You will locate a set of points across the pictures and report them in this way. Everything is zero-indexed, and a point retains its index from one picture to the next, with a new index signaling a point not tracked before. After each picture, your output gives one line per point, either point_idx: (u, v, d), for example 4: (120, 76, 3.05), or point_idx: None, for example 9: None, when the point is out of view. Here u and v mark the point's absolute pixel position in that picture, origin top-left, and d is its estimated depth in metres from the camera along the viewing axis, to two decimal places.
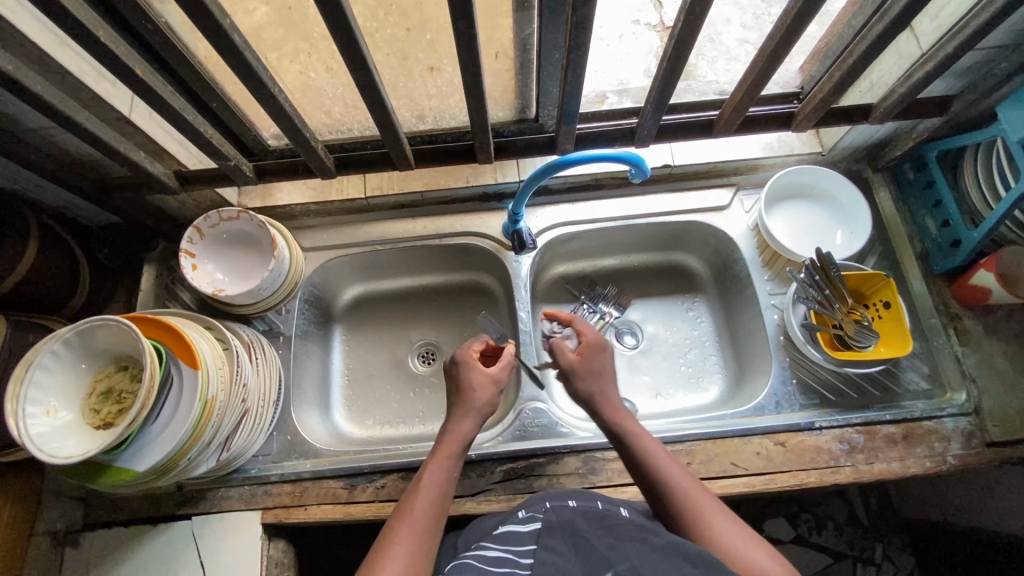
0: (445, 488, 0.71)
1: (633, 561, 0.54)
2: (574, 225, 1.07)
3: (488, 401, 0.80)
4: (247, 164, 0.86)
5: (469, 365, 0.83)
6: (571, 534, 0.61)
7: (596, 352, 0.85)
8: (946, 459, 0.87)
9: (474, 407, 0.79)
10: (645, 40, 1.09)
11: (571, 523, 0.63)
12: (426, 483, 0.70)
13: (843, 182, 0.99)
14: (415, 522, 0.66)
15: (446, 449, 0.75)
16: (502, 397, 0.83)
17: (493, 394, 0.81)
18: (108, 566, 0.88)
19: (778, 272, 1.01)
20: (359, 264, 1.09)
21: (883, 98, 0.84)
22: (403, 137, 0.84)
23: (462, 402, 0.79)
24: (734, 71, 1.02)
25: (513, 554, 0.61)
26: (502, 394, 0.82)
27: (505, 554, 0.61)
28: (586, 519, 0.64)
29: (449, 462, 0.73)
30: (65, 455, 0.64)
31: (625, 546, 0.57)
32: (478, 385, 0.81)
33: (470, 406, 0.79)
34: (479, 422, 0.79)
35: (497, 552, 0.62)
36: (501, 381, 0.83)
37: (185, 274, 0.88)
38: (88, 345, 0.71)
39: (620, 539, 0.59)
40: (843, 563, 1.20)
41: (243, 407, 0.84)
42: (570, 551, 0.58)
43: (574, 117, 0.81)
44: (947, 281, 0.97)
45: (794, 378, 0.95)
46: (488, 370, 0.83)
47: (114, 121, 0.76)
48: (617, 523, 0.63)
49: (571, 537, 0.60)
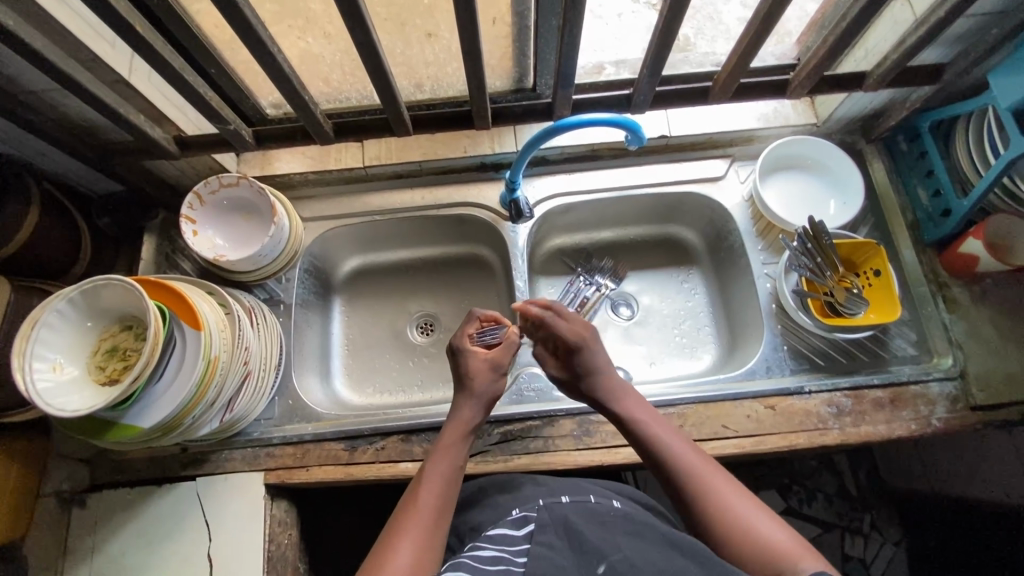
0: (448, 479, 0.73)
1: (626, 553, 0.58)
2: (571, 195, 1.07)
3: (488, 388, 0.82)
4: (246, 129, 0.87)
5: (469, 353, 0.84)
6: (564, 530, 0.63)
7: (574, 353, 0.84)
8: (931, 421, 0.89)
9: (473, 396, 0.81)
10: (644, 19, 1.05)
11: (563, 517, 0.65)
12: (430, 476, 0.73)
13: (837, 152, 1.00)
14: (422, 514, 0.68)
15: (448, 441, 0.77)
16: (504, 384, 0.84)
17: (493, 381, 0.83)
18: (115, 523, 0.90)
19: (771, 241, 1.02)
20: (358, 235, 1.10)
21: (878, 64, 0.85)
22: (402, 103, 0.85)
23: (464, 390, 0.82)
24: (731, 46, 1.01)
25: (508, 552, 0.62)
26: (505, 379, 0.84)
27: (499, 552, 0.62)
28: (579, 514, 0.66)
29: (453, 452, 0.76)
30: (72, 409, 0.66)
31: (616, 540, 0.61)
32: (477, 372, 0.82)
33: (470, 394, 0.81)
34: (480, 409, 0.81)
35: (491, 549, 0.63)
36: (502, 365, 0.84)
37: (186, 239, 0.89)
38: (93, 304, 0.72)
39: (610, 533, 0.62)
40: (831, 533, 1.24)
41: (245, 370, 0.86)
42: (564, 545, 0.61)
43: (571, 79, 0.81)
44: (937, 251, 0.98)
45: (785, 345, 0.97)
46: (487, 357, 0.84)
47: (114, 84, 0.77)
48: (606, 519, 0.65)
49: (564, 532, 0.63)
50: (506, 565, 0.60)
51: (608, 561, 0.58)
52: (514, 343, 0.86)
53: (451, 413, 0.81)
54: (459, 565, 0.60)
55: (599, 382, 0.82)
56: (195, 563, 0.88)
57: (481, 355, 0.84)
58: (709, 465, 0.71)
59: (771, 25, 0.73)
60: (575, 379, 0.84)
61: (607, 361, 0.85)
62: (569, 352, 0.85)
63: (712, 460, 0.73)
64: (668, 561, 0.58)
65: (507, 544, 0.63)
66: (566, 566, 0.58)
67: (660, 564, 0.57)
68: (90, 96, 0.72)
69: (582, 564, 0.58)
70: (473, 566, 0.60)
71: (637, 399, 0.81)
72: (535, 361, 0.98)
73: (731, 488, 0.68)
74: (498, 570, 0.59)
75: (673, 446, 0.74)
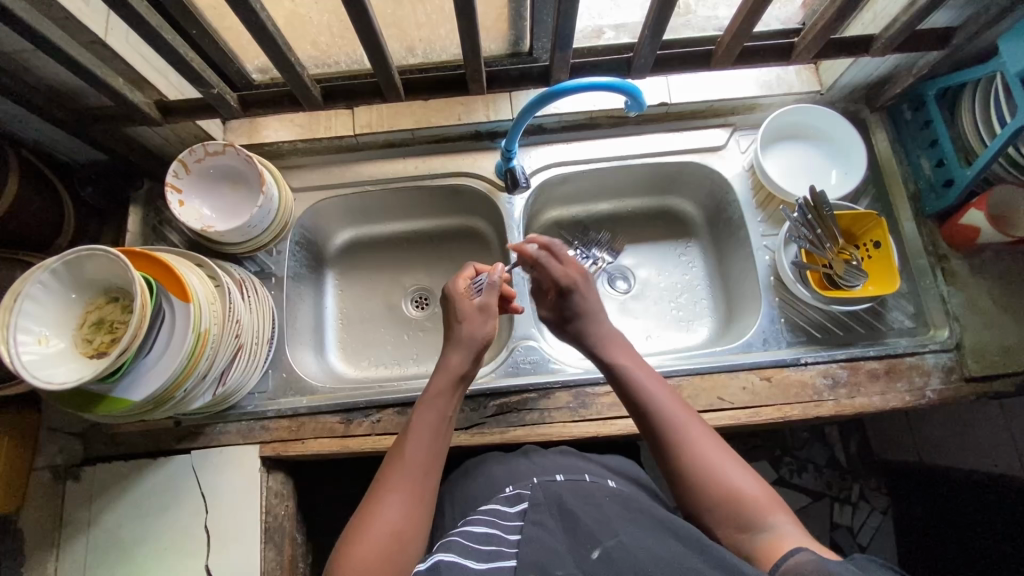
0: (436, 431, 0.74)
1: (620, 539, 0.59)
2: (568, 166, 1.05)
3: (478, 333, 0.82)
4: (231, 94, 0.83)
5: (459, 298, 0.84)
6: (556, 509, 0.65)
7: (567, 294, 0.84)
8: (926, 393, 0.90)
9: (461, 342, 0.81)
10: None
11: (557, 497, 0.67)
12: (417, 427, 0.73)
13: (840, 121, 0.98)
14: (409, 468, 0.70)
15: (435, 391, 0.77)
16: (496, 327, 0.83)
17: (484, 324, 0.83)
18: (110, 497, 0.90)
19: (772, 213, 1.01)
20: (350, 206, 1.08)
21: (886, 28, 0.82)
22: (394, 66, 0.82)
23: (454, 337, 0.82)
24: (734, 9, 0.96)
25: (500, 531, 0.64)
26: (493, 323, 0.83)
27: (491, 530, 0.64)
28: (571, 492, 0.68)
29: (440, 402, 0.76)
30: (59, 381, 0.65)
31: (612, 525, 0.61)
32: (466, 317, 0.83)
33: (458, 342, 0.81)
34: (471, 355, 0.80)
35: (483, 527, 0.65)
36: (491, 309, 0.83)
37: (172, 209, 0.87)
38: (77, 275, 0.70)
39: (606, 516, 0.63)
40: (821, 502, 1.26)
41: (237, 343, 0.85)
42: (556, 526, 0.63)
43: (570, 41, 0.78)
44: (938, 222, 0.97)
45: (783, 317, 0.96)
46: (475, 302, 0.84)
47: (90, 44, 0.73)
48: (602, 500, 0.67)
49: (558, 512, 0.65)
50: (497, 544, 0.62)
51: (602, 547, 0.58)
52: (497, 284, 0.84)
53: (439, 363, 0.81)
54: (450, 544, 0.63)
55: (592, 327, 0.83)
56: (193, 535, 0.88)
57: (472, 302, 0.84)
58: (693, 420, 0.71)
59: None
60: (568, 318, 0.85)
61: (598, 306, 0.85)
62: (560, 295, 0.85)
63: (695, 414, 0.72)
64: (665, 548, 0.58)
65: (497, 522, 0.66)
66: (559, 549, 0.59)
67: (657, 551, 0.57)
68: (63, 57, 0.68)
69: (575, 546, 0.60)
70: (463, 545, 0.62)
71: (627, 350, 0.80)
72: (531, 334, 0.98)
73: (712, 444, 0.68)
74: (490, 549, 0.61)
75: (659, 402, 0.72)
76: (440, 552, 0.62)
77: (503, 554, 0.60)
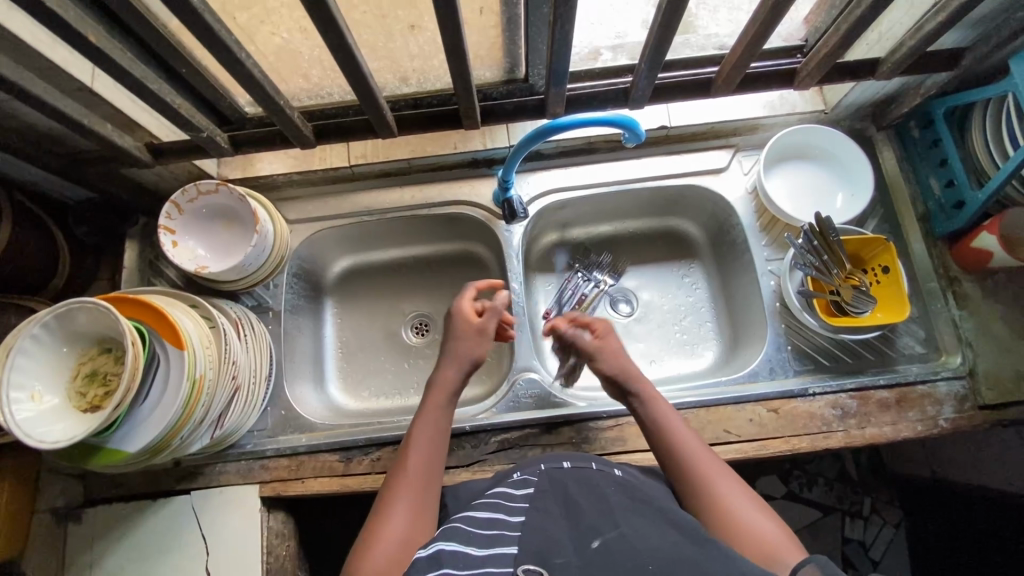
0: (435, 440, 0.74)
1: (621, 531, 0.59)
2: (566, 192, 1.03)
3: (473, 352, 0.82)
4: (222, 134, 0.82)
5: (459, 316, 0.84)
6: (561, 497, 0.67)
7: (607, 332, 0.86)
8: (939, 422, 0.87)
9: (455, 359, 0.81)
10: None
11: (563, 486, 0.70)
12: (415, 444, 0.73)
13: (845, 140, 0.95)
14: (410, 483, 0.70)
15: (432, 403, 0.77)
16: (488, 349, 0.84)
17: (481, 345, 0.83)
18: (111, 539, 0.89)
19: (776, 237, 0.98)
20: (347, 236, 1.07)
21: (892, 51, 0.79)
22: (385, 103, 0.81)
23: (449, 352, 0.82)
24: (737, 22, 0.91)
25: (503, 515, 0.65)
26: (485, 345, 0.83)
27: (494, 515, 0.65)
28: (578, 484, 0.70)
29: (438, 413, 0.77)
30: (53, 440, 0.64)
31: (614, 516, 0.61)
32: (464, 336, 0.82)
33: (452, 360, 0.81)
34: (465, 371, 0.81)
35: (487, 512, 0.66)
36: (488, 331, 0.84)
37: (165, 251, 0.86)
38: (69, 327, 0.69)
39: (609, 506, 0.64)
40: (831, 517, 1.22)
41: (234, 384, 0.84)
42: (559, 512, 0.64)
43: (564, 76, 0.77)
44: (948, 243, 0.95)
45: (789, 345, 0.94)
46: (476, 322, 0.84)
47: (76, 92, 0.72)
48: (607, 491, 0.67)
49: (563, 501, 0.67)
50: (500, 528, 0.62)
51: (602, 537, 0.58)
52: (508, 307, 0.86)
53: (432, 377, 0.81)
54: (453, 531, 0.62)
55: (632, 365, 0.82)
56: None
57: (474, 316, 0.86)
58: (721, 467, 0.70)
59: (780, 11, 0.67)
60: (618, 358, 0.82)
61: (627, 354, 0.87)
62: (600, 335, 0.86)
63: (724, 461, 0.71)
64: (663, 538, 0.58)
65: (502, 507, 0.66)
66: (559, 534, 0.59)
67: (654, 541, 0.57)
68: (48, 109, 0.67)
69: (577, 534, 0.60)
70: (466, 532, 0.61)
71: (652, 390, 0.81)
72: (533, 366, 0.96)
73: (738, 492, 0.66)
74: (491, 533, 0.61)
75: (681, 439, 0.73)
76: (443, 540, 0.60)
77: (502, 539, 0.60)
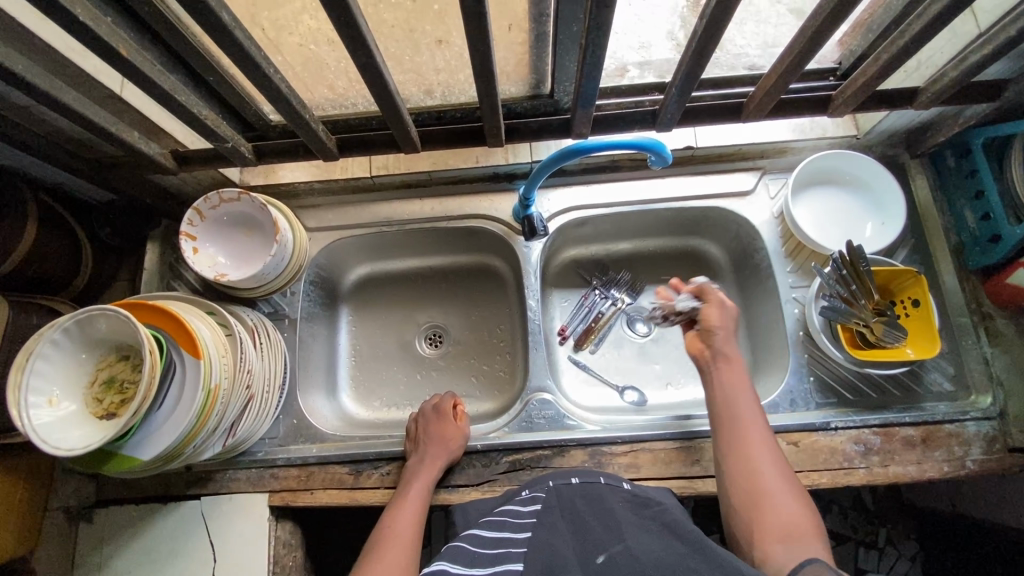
0: (420, 515, 0.82)
1: (626, 545, 0.61)
2: (588, 209, 1.02)
3: (457, 445, 0.88)
4: (245, 144, 0.82)
5: (438, 414, 0.92)
6: (567, 512, 0.70)
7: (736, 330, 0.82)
8: (966, 463, 0.84)
9: (442, 448, 0.86)
10: None
11: (569, 501, 0.71)
12: (410, 507, 0.82)
13: (878, 168, 0.92)
14: (397, 542, 0.77)
15: (421, 482, 0.84)
16: (465, 447, 0.90)
17: (459, 441, 0.89)
18: (121, 541, 0.90)
19: (801, 263, 0.96)
20: (365, 244, 1.07)
21: (932, 81, 0.77)
22: (409, 119, 0.80)
23: (435, 439, 0.87)
24: (763, 36, 0.84)
25: (508, 533, 0.68)
26: (462, 443, 0.89)
27: (500, 534, 0.68)
28: (583, 498, 0.71)
29: (423, 491, 0.84)
30: (69, 447, 0.64)
31: (620, 529, 0.64)
32: (445, 430, 0.89)
33: (436, 448, 0.86)
34: (447, 462, 0.86)
35: (493, 531, 0.69)
36: (464, 430, 0.91)
37: (185, 257, 0.86)
38: (88, 334, 0.69)
39: (615, 520, 0.66)
40: (845, 546, 1.18)
41: (248, 393, 0.84)
42: (565, 527, 0.67)
43: (592, 99, 0.75)
44: (982, 277, 0.92)
45: (811, 376, 0.92)
46: (456, 422, 0.91)
47: (105, 100, 0.72)
48: (614, 505, 0.69)
49: (568, 515, 0.69)
50: (505, 547, 0.65)
51: (608, 552, 0.61)
52: (467, 419, 0.94)
53: (417, 459, 0.86)
54: (455, 552, 0.66)
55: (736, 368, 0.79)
56: None
57: (451, 417, 0.92)
58: (772, 452, 0.71)
59: (819, 39, 0.64)
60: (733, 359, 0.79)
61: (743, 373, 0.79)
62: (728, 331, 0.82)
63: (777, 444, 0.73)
64: (667, 550, 0.61)
65: (506, 526, 0.70)
66: (565, 551, 0.62)
67: (659, 555, 0.60)
68: (78, 117, 0.68)
69: (582, 550, 0.63)
70: (468, 556, 0.65)
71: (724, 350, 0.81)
72: (546, 387, 0.95)
73: (782, 482, 0.68)
74: (495, 552, 0.64)
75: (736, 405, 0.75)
76: (446, 560, 0.65)
77: (507, 557, 0.63)
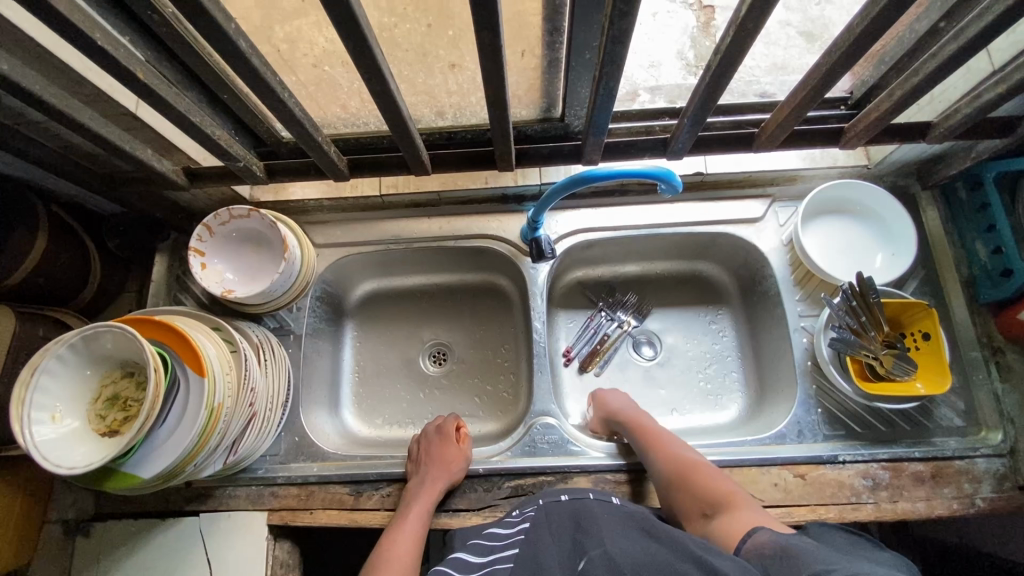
0: (418, 534, 0.81)
1: (605, 548, 0.63)
2: (596, 231, 1.02)
3: (460, 468, 0.87)
4: (257, 162, 0.83)
5: (443, 435, 0.92)
6: (555, 526, 0.71)
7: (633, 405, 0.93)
8: (975, 501, 0.83)
9: (444, 470, 0.85)
10: (679, 19, 0.94)
11: (556, 516, 0.73)
12: (409, 525, 0.81)
13: (888, 200, 0.92)
14: (394, 562, 0.76)
15: (422, 501, 0.83)
16: (467, 470, 0.89)
17: (461, 464, 0.88)
18: (116, 557, 0.89)
19: (810, 292, 0.96)
20: (372, 261, 1.07)
21: (945, 116, 0.77)
22: (421, 142, 0.81)
23: (437, 461, 0.86)
24: (772, 56, 0.89)
25: (498, 550, 0.70)
26: (465, 465, 0.88)
27: (490, 555, 0.69)
28: (572, 513, 0.73)
29: (424, 509, 0.83)
30: (71, 466, 0.63)
31: (601, 535, 0.66)
32: (448, 452, 0.88)
33: (439, 469, 0.85)
34: (449, 484, 0.85)
35: (482, 555, 0.70)
36: (467, 452, 0.90)
37: (194, 273, 0.86)
38: (93, 350, 0.69)
39: (596, 525, 0.68)
40: None
41: (250, 411, 0.83)
42: (551, 539, 0.69)
43: (604, 127, 0.76)
44: (993, 311, 0.91)
45: (819, 407, 0.90)
46: (460, 445, 0.90)
47: (120, 117, 0.73)
48: (600, 516, 0.70)
49: (554, 528, 0.71)
50: (493, 562, 0.68)
51: (587, 557, 0.63)
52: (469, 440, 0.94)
53: (421, 479, 0.85)
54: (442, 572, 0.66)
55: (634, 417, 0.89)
56: None
57: (455, 439, 0.92)
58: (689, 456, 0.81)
59: (833, 75, 0.64)
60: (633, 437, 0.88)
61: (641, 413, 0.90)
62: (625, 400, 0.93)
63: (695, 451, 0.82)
64: (645, 549, 0.62)
65: (497, 544, 0.71)
66: (549, 560, 0.65)
67: (636, 554, 0.62)
68: (93, 135, 0.68)
69: (566, 559, 0.65)
70: None
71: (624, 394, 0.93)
72: (550, 411, 0.94)
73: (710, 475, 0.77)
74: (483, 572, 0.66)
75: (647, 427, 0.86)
76: None
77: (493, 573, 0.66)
